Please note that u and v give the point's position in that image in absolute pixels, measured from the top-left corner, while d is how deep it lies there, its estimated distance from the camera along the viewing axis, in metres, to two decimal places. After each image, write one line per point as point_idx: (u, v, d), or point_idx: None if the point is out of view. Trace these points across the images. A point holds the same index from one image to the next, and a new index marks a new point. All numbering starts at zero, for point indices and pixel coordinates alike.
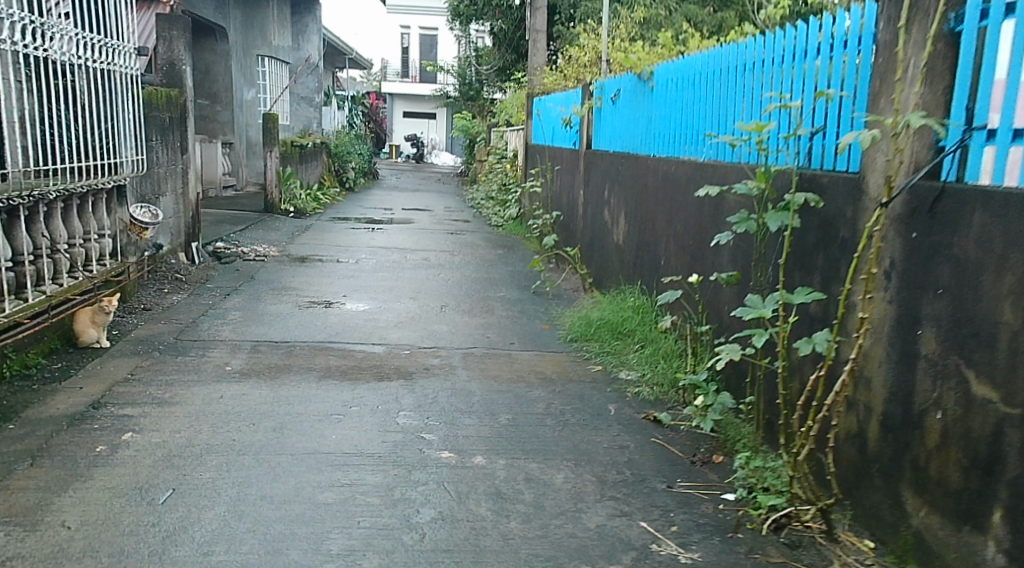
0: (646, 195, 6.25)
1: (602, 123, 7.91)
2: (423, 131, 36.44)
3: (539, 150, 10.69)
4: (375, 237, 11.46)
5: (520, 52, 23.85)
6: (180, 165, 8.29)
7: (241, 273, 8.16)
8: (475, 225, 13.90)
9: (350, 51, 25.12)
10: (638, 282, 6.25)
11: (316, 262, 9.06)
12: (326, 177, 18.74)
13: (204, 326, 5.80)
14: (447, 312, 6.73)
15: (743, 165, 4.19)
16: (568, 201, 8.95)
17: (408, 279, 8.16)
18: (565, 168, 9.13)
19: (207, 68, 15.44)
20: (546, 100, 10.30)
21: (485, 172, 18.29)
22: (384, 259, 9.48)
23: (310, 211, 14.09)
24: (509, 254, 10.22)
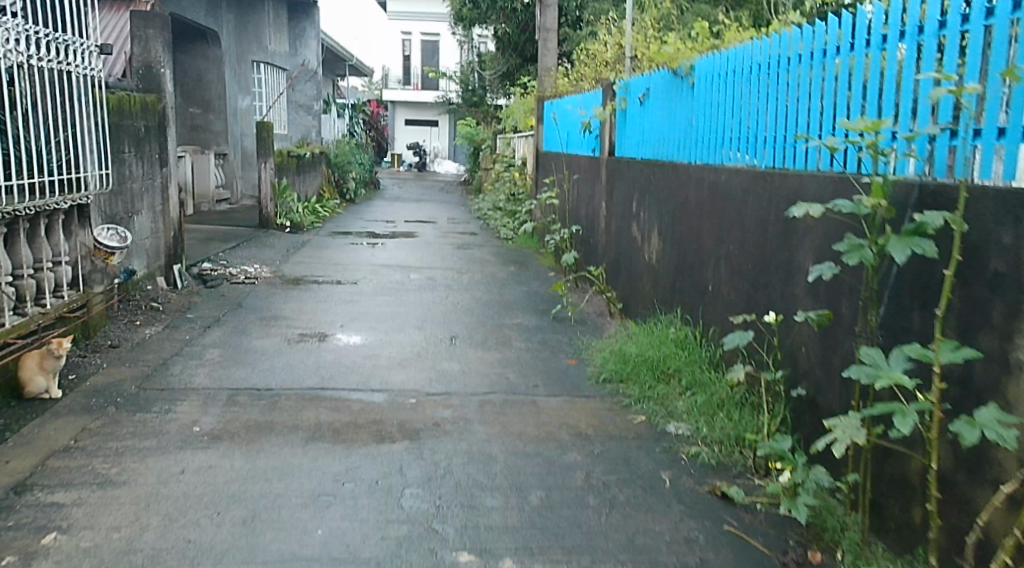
0: (686, 208, 5.42)
1: (628, 127, 7.11)
2: (426, 139, 35.67)
3: (553, 157, 9.88)
4: (376, 254, 10.65)
5: (526, 56, 23.06)
6: (159, 178, 7.45)
7: (227, 300, 7.34)
8: (482, 238, 13.11)
9: (350, 57, 24.34)
10: (678, 309, 5.42)
11: (312, 285, 8.25)
12: (325, 189, 17.93)
13: (175, 369, 4.98)
14: (458, 346, 5.91)
15: (839, 177, 3.38)
16: (588, 215, 8.14)
17: (414, 305, 7.34)
18: (585, 177, 8.32)
19: (198, 75, 14.64)
20: (560, 103, 9.51)
21: (492, 181, 17.48)
22: (385, 279, 8.67)
23: (307, 225, 13.30)
24: (521, 272, 9.40)
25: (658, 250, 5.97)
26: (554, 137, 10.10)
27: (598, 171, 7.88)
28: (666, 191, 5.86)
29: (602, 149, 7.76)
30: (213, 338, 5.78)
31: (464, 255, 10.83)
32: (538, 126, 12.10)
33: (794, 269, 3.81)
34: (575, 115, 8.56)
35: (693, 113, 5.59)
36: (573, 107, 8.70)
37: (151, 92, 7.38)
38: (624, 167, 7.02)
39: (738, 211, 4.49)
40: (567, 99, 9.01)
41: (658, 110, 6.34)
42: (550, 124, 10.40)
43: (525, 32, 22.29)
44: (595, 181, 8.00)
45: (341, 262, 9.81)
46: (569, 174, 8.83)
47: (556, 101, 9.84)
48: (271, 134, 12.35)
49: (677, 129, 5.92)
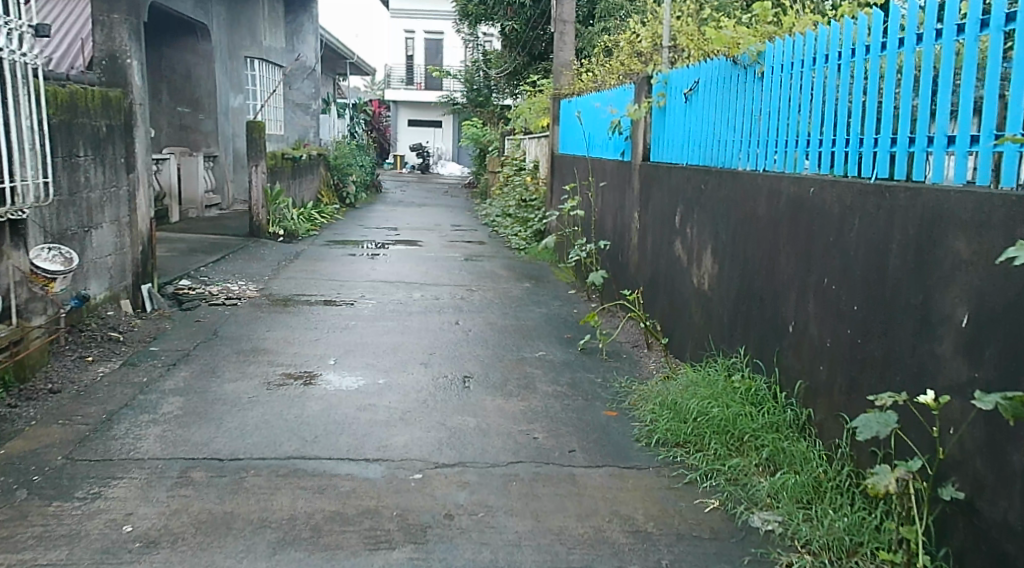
0: (752, 226, 4.47)
1: (669, 127, 6.17)
2: (429, 141, 34.71)
3: (575, 161, 8.90)
4: (377, 268, 9.68)
5: (534, 54, 22.03)
6: (124, 186, 6.46)
7: (202, 326, 6.36)
8: (491, 248, 12.14)
9: (351, 55, 23.38)
10: (744, 350, 4.46)
11: (303, 307, 7.27)
12: (324, 193, 16.96)
13: (120, 426, 4.00)
14: (472, 391, 4.92)
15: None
16: (620, 228, 7.16)
17: (419, 333, 6.36)
18: (616, 184, 7.35)
19: (187, 72, 13.69)
20: (583, 101, 8.57)
21: (500, 186, 16.48)
22: (386, 299, 7.69)
23: (302, 233, 12.32)
24: (538, 290, 8.42)
25: (713, 275, 5.00)
26: (575, 138, 9.15)
27: (632, 176, 6.89)
28: (723, 203, 4.90)
29: (635, 152, 6.81)
30: (177, 380, 4.79)
31: (473, 269, 9.86)
32: (554, 127, 11.10)
33: (933, 317, 2.85)
34: (604, 113, 7.57)
35: (757, 110, 4.64)
36: (599, 104, 7.76)
37: (116, 85, 6.39)
38: (664, 174, 6.06)
39: (836, 235, 3.52)
40: (591, 95, 8.07)
41: (710, 106, 5.39)
42: (571, 126, 9.45)
43: (534, 29, 21.27)
44: (628, 190, 7.03)
45: (337, 277, 8.84)
46: (595, 180, 7.85)
47: (577, 98, 8.90)
48: (262, 135, 11.38)
49: (734, 130, 4.97)
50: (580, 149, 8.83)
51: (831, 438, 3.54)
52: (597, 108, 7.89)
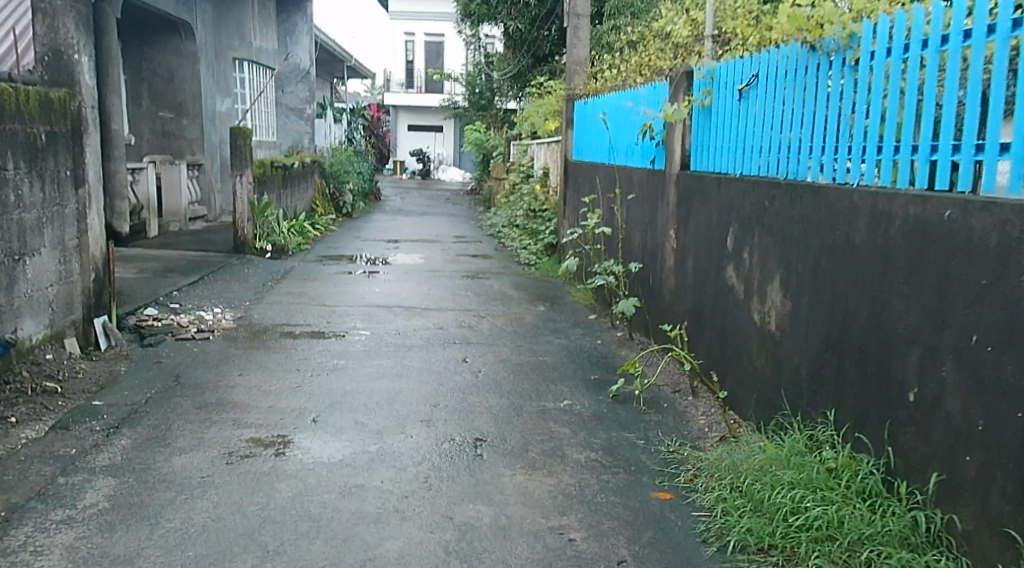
0: (845, 256, 3.50)
1: (717, 129, 5.19)
2: (430, 146, 33.77)
3: (595, 170, 7.94)
4: (372, 289, 8.71)
5: (539, 55, 21.05)
6: (71, 205, 5.46)
7: (163, 368, 5.40)
8: (498, 262, 11.18)
9: (349, 57, 22.43)
10: (836, 415, 3.50)
11: (285, 340, 6.29)
12: (318, 202, 16.03)
13: (18, 532, 3.02)
14: (486, 461, 3.94)
15: None
16: (654, 248, 6.19)
17: (419, 376, 5.39)
18: (648, 196, 6.38)
19: (170, 75, 12.77)
20: (606, 100, 7.59)
21: (506, 195, 15.51)
22: (382, 330, 6.73)
23: (293, 247, 11.36)
24: (556, 316, 7.46)
25: (786, 312, 4.04)
26: (597, 143, 8.17)
27: (669, 187, 5.93)
28: (800, 225, 3.94)
29: (672, 159, 5.85)
30: (113, 452, 3.82)
31: (478, 290, 8.89)
32: (567, 132, 10.14)
33: None
34: (635, 113, 6.56)
35: (845, 107, 3.70)
36: (627, 105, 6.79)
37: (61, 85, 5.43)
38: (712, 186, 5.09)
39: (995, 279, 2.57)
40: (617, 95, 7.10)
41: (772, 105, 4.45)
42: (591, 129, 8.47)
43: (539, 29, 20.27)
44: (664, 203, 6.06)
45: (327, 302, 7.87)
46: (621, 191, 6.89)
47: (599, 99, 7.93)
48: (248, 142, 10.42)
49: (808, 132, 4.03)
50: (603, 156, 7.85)
51: (989, 563, 2.59)
52: (624, 109, 6.91)
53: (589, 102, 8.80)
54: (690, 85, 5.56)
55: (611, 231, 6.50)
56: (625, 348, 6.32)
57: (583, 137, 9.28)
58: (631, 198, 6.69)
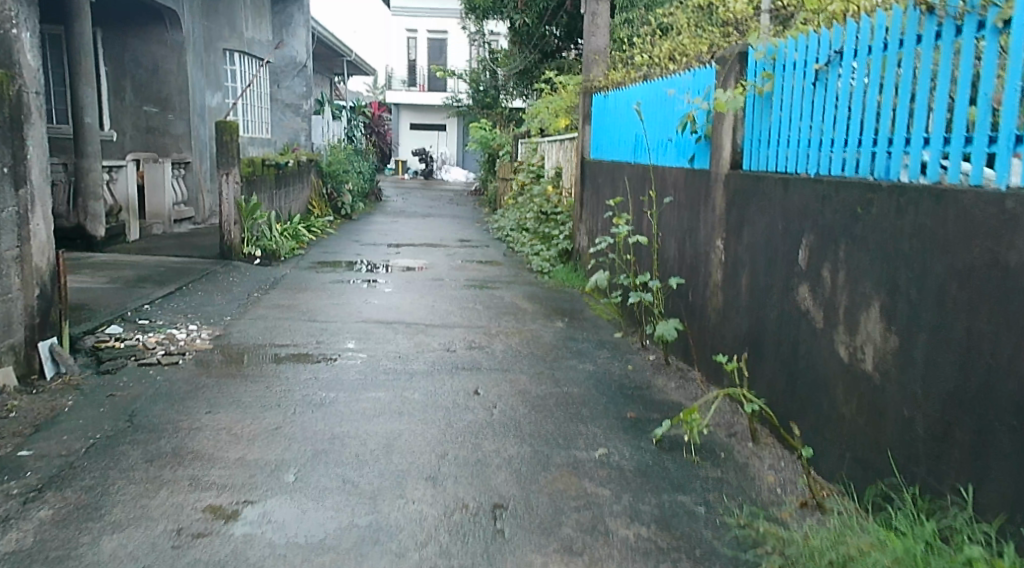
0: (987, 286, 2.67)
1: (782, 118, 4.32)
2: (433, 145, 32.90)
3: (625, 170, 7.09)
4: (369, 302, 7.86)
5: (546, 51, 20.15)
6: (9, 208, 4.59)
7: (118, 402, 4.53)
8: (508, 270, 10.32)
9: (348, 53, 21.57)
10: (979, 496, 2.67)
11: (267, 365, 5.43)
12: (315, 203, 15.19)
13: None
14: (509, 542, 3.06)
15: None
16: (700, 260, 5.32)
17: (422, 414, 4.53)
18: (690, 198, 5.53)
19: (154, 67, 11.94)
20: (638, 90, 6.78)
21: (514, 197, 14.62)
22: (379, 353, 5.87)
23: (285, 253, 10.50)
24: (578, 337, 6.60)
25: (893, 351, 3.17)
26: (626, 138, 7.37)
27: (719, 189, 5.06)
28: (914, 241, 3.07)
29: (721, 157, 5.00)
30: (24, 531, 2.96)
31: (487, 303, 8.03)
32: (585, 128, 9.27)
33: None
34: (678, 102, 5.68)
35: (888, 97, 3.37)
36: (665, 92, 5.99)
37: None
38: (779, 189, 4.23)
39: None
40: (652, 82, 6.30)
41: (806, 95, 4.10)
42: (619, 123, 7.66)
43: (546, 22, 19.36)
44: (712, 209, 5.19)
45: (319, 316, 7.01)
46: (654, 192, 6.05)
47: (629, 89, 7.13)
48: (235, 137, 9.56)
49: (920, 120, 3.17)
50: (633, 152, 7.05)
51: None
52: (659, 97, 6.10)
53: (615, 93, 7.99)
54: (744, 69, 4.74)
55: (646, 241, 5.63)
56: (663, 377, 5.45)
57: (605, 133, 8.47)
58: (667, 201, 5.83)
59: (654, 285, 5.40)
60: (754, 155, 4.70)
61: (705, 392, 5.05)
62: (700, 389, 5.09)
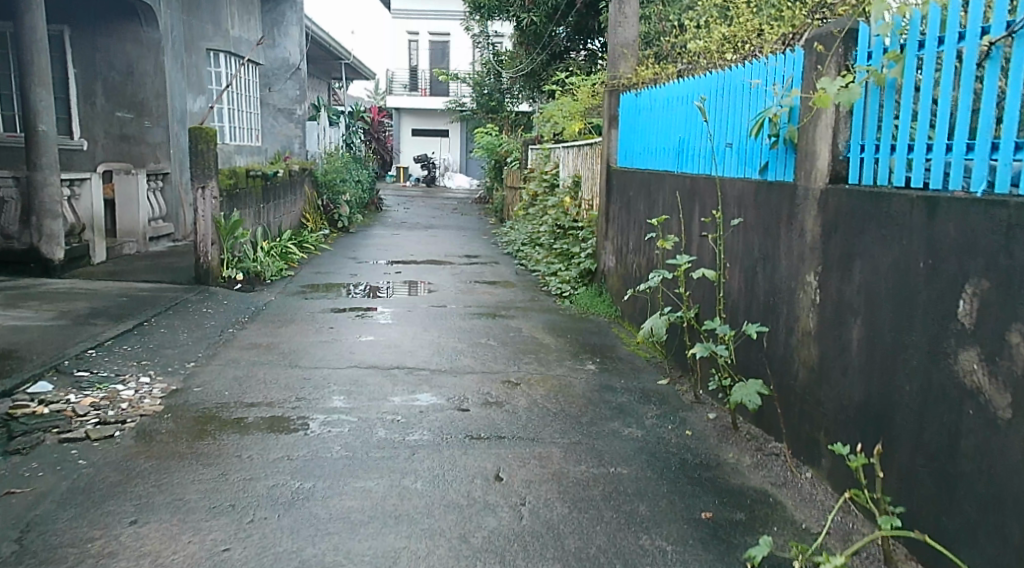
0: None
1: (920, 115, 3.20)
2: (435, 151, 31.77)
3: (675, 185, 5.95)
4: (362, 338, 6.70)
5: (555, 52, 18.95)
6: None
7: (14, 505, 3.35)
8: (522, 293, 9.17)
9: (346, 55, 20.44)
10: None
11: (229, 435, 4.27)
12: (308, 215, 14.04)
13: None
14: None
15: None
16: (788, 301, 4.16)
17: (426, 519, 3.37)
18: (768, 219, 4.39)
19: (128, 68, 10.81)
20: (697, 85, 5.72)
21: (524, 208, 13.45)
22: (371, 417, 4.68)
23: (271, 275, 9.35)
24: (617, 386, 5.43)
25: None
26: (673, 143, 6.29)
27: (814, 210, 3.90)
28: None
29: (818, 167, 3.86)
30: None
31: (502, 338, 6.86)
32: (611, 132, 8.16)
33: None
34: (765, 100, 4.50)
35: None
36: (738, 88, 4.93)
37: None
38: (917, 213, 3.08)
39: None
40: (718, 74, 5.23)
41: (963, 82, 2.98)
42: (663, 126, 6.59)
43: (554, 22, 18.17)
44: (801, 235, 4.03)
45: (302, 360, 5.85)
46: (719, 212, 4.88)
47: (683, 84, 6.06)
48: (212, 145, 8.38)
49: None
50: (685, 160, 5.97)
51: None
52: (736, 93, 4.92)
53: (655, 90, 6.90)
54: (853, 53, 3.64)
55: (715, 276, 4.40)
56: (734, 448, 4.28)
57: (638, 137, 7.36)
58: (735, 223, 4.65)
59: (728, 335, 4.21)
60: (868, 164, 3.56)
61: (796, 475, 3.88)
62: (789, 471, 3.93)
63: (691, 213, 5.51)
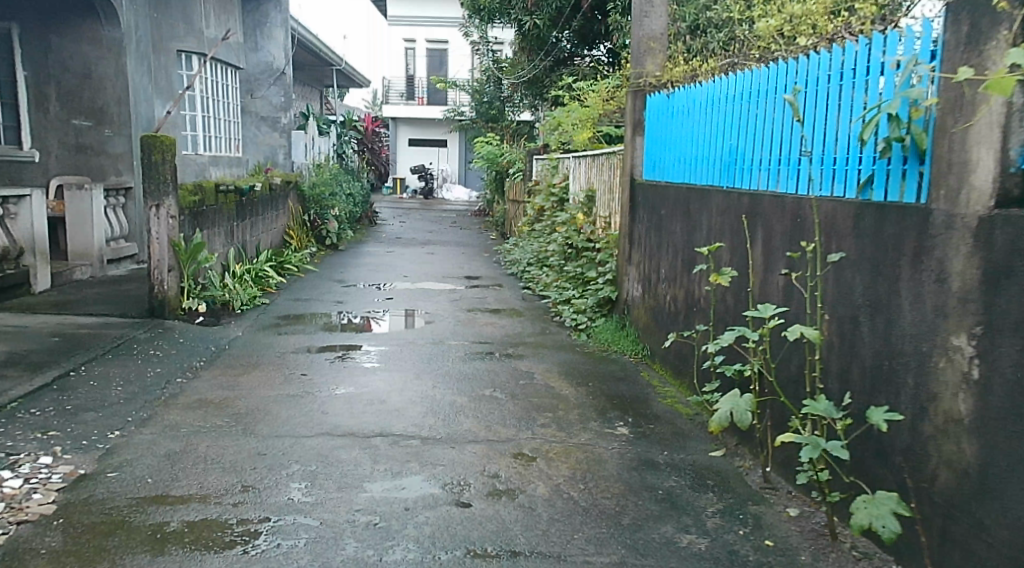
0: None
1: None
2: (432, 162, 30.63)
3: (733, 205, 4.81)
4: (341, 389, 5.51)
5: (558, 57, 17.79)
6: None
7: None
8: (531, 324, 7.98)
9: (338, 61, 19.32)
10: None
11: (135, 557, 3.07)
12: (292, 232, 12.88)
13: None
14: None
15: None
16: (921, 372, 2.98)
17: None
18: (887, 256, 3.23)
19: (87, 70, 9.68)
20: (767, 79, 4.60)
21: (530, 224, 12.28)
22: (337, 517, 3.48)
23: (243, 304, 8.15)
24: (662, 463, 4.23)
25: None
26: (723, 151, 5.18)
27: (969, 245, 2.74)
28: None
29: (976, 185, 2.70)
30: None
31: (510, 388, 5.67)
32: (636, 139, 7.07)
33: None
34: (881, 93, 3.39)
35: None
36: (831, 78, 3.81)
37: None
38: None
39: None
40: (799, 62, 4.12)
41: None
42: (709, 130, 5.46)
43: (559, 26, 16.99)
44: (945, 282, 2.87)
45: (260, 424, 4.66)
46: (807, 245, 3.71)
47: (743, 78, 4.94)
48: (169, 157, 7.17)
49: None
50: (743, 171, 4.85)
51: None
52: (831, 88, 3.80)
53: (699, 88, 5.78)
54: None
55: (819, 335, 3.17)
56: None
57: (671, 145, 6.25)
58: (834, 259, 3.48)
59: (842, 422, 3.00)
60: None
61: None
62: None
63: (763, 243, 4.35)
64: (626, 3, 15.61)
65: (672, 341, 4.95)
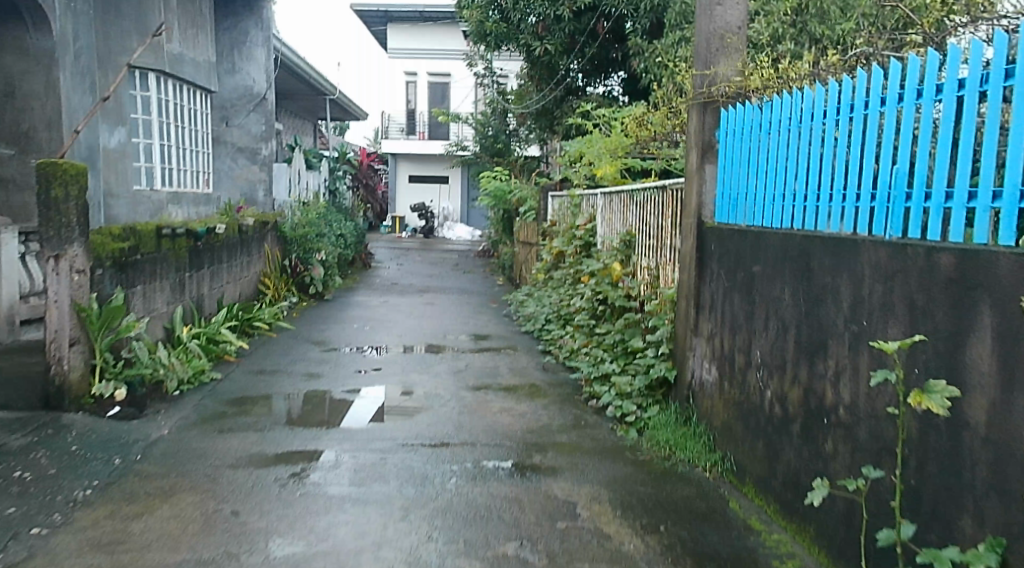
0: None
1: None
2: (434, 200, 28.87)
3: (923, 270, 2.97)
4: (283, 546, 3.60)
5: (568, 85, 15.99)
6: None
7: None
8: (557, 410, 6.05)
9: (332, 89, 17.55)
10: None
11: None
12: (268, 280, 11.01)
13: None
14: None
15: None
16: None
17: None
18: None
19: (9, 87, 7.83)
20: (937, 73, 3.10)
21: (549, 271, 10.37)
22: None
23: (181, 383, 6.23)
24: None
25: None
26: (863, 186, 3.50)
27: None
28: None
29: None
30: None
31: (544, 543, 3.74)
32: (706, 168, 5.23)
33: None
34: None
35: None
36: None
37: None
38: None
39: None
40: None
41: None
42: (814, 153, 3.97)
43: (572, 53, 15.19)
44: None
45: None
46: None
47: (878, 78, 3.49)
48: (73, 194, 5.27)
49: None
50: (888, 208, 3.33)
51: None
52: None
53: (799, 106, 4.17)
54: None
55: None
56: None
57: (756, 185, 4.58)
58: None
59: None
60: None
61: None
62: None
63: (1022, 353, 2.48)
64: (648, 24, 13.55)
65: (824, 493, 3.23)
